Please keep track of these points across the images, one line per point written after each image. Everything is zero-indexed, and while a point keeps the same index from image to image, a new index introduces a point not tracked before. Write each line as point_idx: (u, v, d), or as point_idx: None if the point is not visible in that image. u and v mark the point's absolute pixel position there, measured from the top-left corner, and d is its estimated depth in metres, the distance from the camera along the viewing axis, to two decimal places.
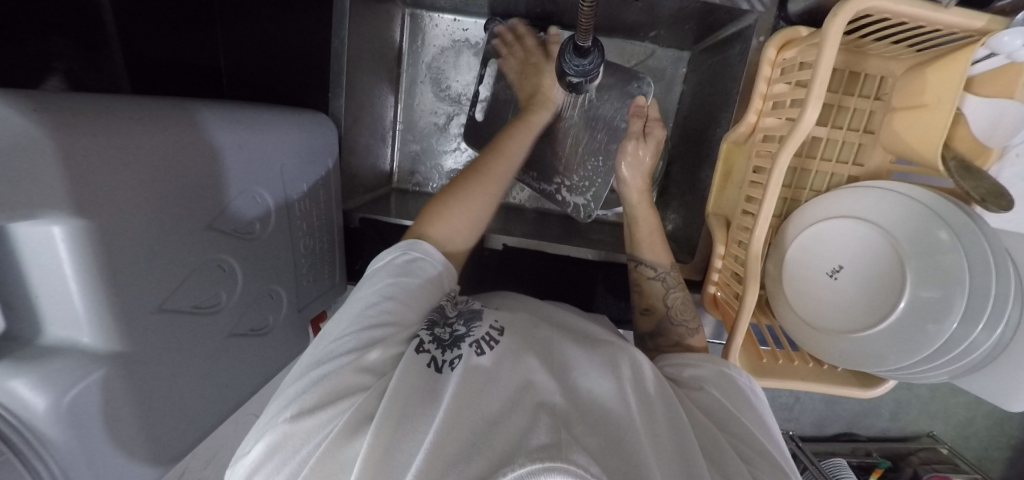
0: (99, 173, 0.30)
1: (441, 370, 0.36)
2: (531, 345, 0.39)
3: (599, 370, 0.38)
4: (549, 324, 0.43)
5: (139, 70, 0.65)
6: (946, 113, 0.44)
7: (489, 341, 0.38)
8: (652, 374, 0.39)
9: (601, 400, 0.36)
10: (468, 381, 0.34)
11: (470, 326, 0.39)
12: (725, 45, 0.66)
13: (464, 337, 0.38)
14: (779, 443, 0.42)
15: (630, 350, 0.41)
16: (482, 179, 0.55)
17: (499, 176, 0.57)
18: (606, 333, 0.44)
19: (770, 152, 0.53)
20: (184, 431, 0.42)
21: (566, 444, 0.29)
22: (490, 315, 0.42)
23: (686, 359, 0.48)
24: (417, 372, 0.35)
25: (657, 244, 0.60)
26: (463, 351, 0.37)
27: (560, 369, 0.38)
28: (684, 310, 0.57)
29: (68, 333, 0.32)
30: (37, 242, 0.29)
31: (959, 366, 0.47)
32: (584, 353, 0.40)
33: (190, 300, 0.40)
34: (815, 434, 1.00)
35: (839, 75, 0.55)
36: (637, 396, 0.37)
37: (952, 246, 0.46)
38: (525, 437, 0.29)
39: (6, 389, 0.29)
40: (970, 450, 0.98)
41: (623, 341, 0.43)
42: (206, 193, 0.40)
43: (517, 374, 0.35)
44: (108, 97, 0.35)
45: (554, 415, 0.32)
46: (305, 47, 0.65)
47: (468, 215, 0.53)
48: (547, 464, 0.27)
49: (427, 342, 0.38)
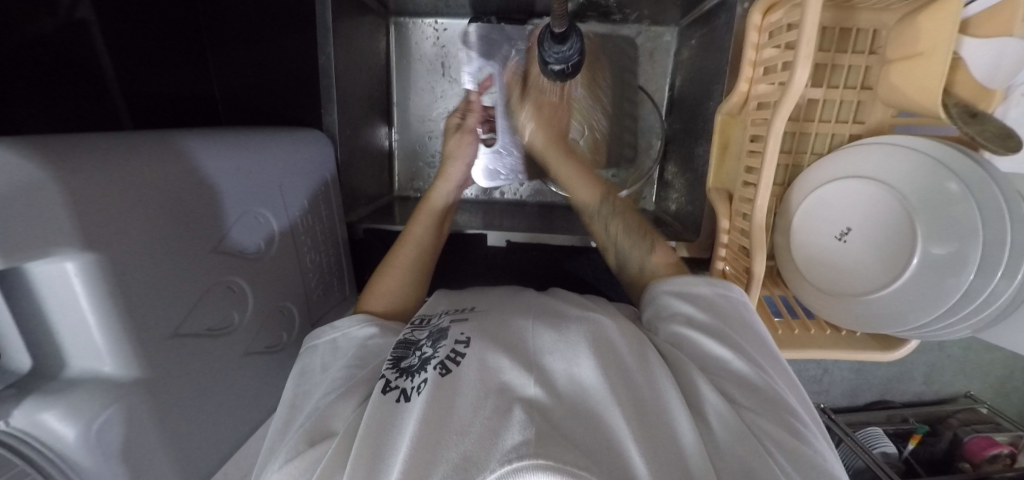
0: (103, 208, 0.31)
1: (409, 398, 0.36)
2: (500, 342, 0.39)
3: (573, 349, 0.37)
4: (530, 315, 0.43)
5: (141, 108, 0.66)
6: (945, 59, 0.43)
7: (454, 358, 0.38)
8: (619, 334, 0.40)
9: (583, 382, 0.35)
10: (435, 401, 0.34)
11: (436, 347, 0.41)
12: (711, 16, 0.65)
13: (429, 359, 0.39)
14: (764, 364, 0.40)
15: (603, 324, 0.41)
16: (396, 261, 0.58)
17: (412, 254, 0.59)
18: (580, 310, 0.44)
19: (766, 118, 0.51)
20: (210, 450, 0.43)
21: (539, 438, 0.29)
22: (457, 329, 0.43)
23: (671, 302, 0.46)
24: (386, 407, 0.37)
25: (573, 174, 0.66)
26: (428, 374, 0.37)
27: (527, 356, 0.37)
28: (629, 237, 0.57)
29: (90, 364, 0.33)
30: (53, 278, 0.30)
31: (981, 319, 0.46)
32: (556, 335, 0.39)
33: (203, 322, 0.42)
34: (847, 403, 0.98)
35: (830, 33, 0.53)
36: (611, 362, 0.37)
37: (963, 196, 0.45)
38: (496, 441, 0.30)
39: (38, 421, 0.30)
40: (1011, 406, 0.95)
41: (595, 311, 0.44)
42: (207, 219, 0.42)
43: (486, 381, 0.35)
44: (106, 135, 0.36)
45: (529, 408, 0.32)
46: (294, 68, 0.66)
47: (405, 281, 0.57)
48: (517, 464, 0.27)
49: (394, 378, 0.39)
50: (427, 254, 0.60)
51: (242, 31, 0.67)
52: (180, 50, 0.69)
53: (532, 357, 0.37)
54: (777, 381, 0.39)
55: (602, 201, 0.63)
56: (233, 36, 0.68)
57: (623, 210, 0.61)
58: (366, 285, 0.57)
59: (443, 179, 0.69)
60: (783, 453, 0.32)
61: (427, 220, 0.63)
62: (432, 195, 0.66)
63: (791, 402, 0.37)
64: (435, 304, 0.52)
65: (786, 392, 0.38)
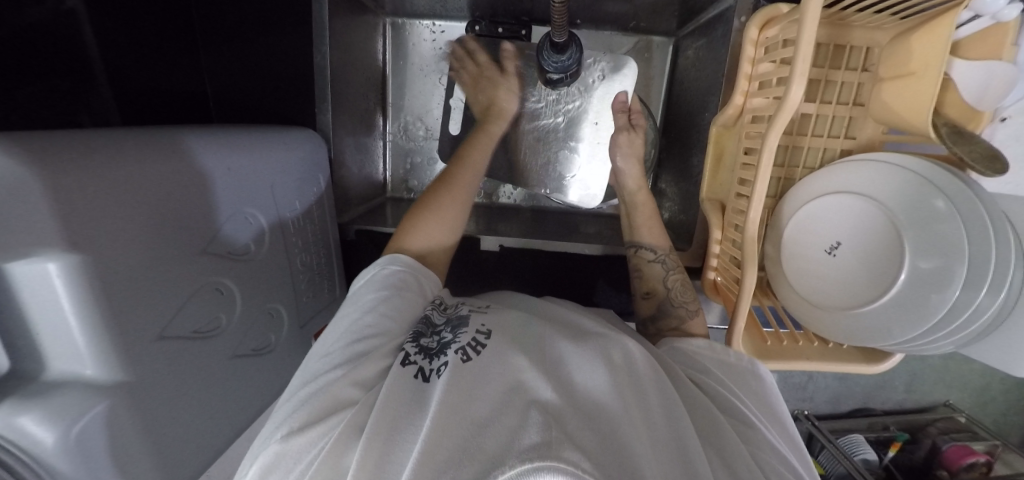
0: (89, 208, 0.31)
1: (428, 379, 0.37)
2: (519, 342, 0.39)
3: (589, 362, 0.38)
4: (543, 321, 0.43)
5: (129, 101, 0.64)
6: (935, 80, 0.43)
7: (475, 347, 0.39)
8: (639, 357, 0.40)
9: (595, 393, 0.35)
10: (456, 387, 0.34)
11: (457, 333, 0.41)
12: (708, 28, 0.65)
13: (450, 344, 0.39)
14: (776, 420, 0.42)
15: (623, 341, 0.41)
16: (450, 189, 0.59)
17: (467, 184, 0.60)
18: (598, 327, 0.43)
19: (760, 132, 0.52)
20: (195, 454, 0.42)
21: (557, 441, 0.29)
22: (476, 320, 0.43)
23: (686, 346, 0.48)
24: (404, 385, 0.37)
25: (655, 228, 0.62)
26: (449, 358, 0.38)
27: (548, 362, 0.37)
28: (684, 293, 0.56)
29: (71, 367, 0.32)
30: (32, 279, 0.29)
31: (966, 334, 0.47)
32: (574, 347, 0.39)
33: (190, 325, 0.41)
34: (830, 411, 0.99)
35: (824, 50, 0.53)
36: (630, 383, 0.37)
37: (949, 215, 0.46)
38: (516, 438, 0.29)
39: (16, 425, 0.29)
40: (988, 416, 0.98)
41: (615, 331, 0.43)
42: (197, 218, 0.41)
43: (507, 375, 0.35)
44: (93, 132, 0.35)
45: (545, 410, 0.32)
46: (288, 67, 0.65)
47: (454, 225, 0.57)
48: (537, 464, 0.27)
49: (413, 354, 0.40)
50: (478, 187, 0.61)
51: (236, 25, 0.66)
52: (172, 42, 0.67)
53: (551, 363, 0.37)
54: (774, 433, 0.40)
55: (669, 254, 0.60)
56: (225, 32, 0.67)
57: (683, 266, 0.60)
58: (408, 213, 0.57)
59: (497, 114, 0.73)
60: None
61: (484, 151, 0.66)
62: (489, 123, 0.72)
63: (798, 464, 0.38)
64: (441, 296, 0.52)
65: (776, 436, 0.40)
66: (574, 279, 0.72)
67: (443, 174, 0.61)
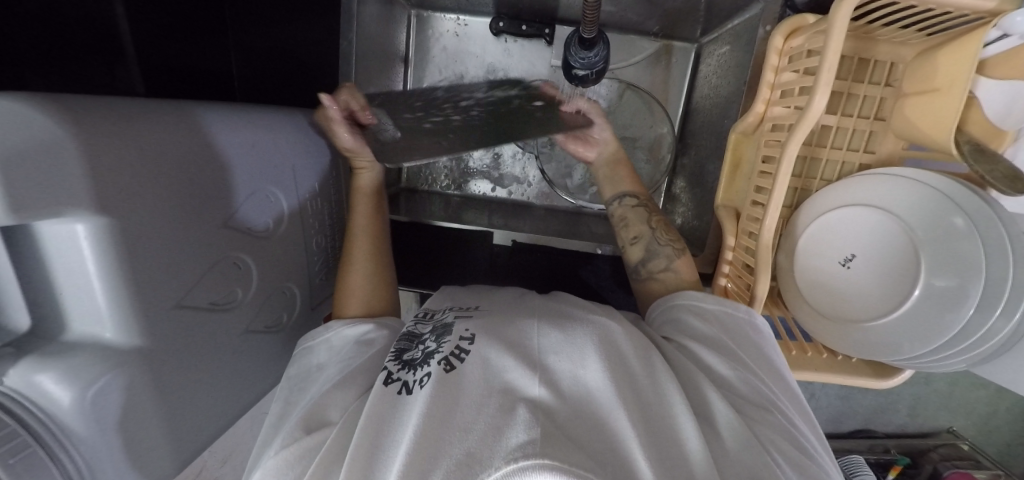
0: (116, 175, 0.31)
1: (411, 391, 0.37)
2: (503, 339, 0.39)
3: (580, 351, 0.38)
4: (533, 314, 0.43)
5: (155, 75, 0.62)
6: (959, 97, 0.43)
7: (458, 355, 0.38)
8: (627, 339, 0.40)
9: (586, 383, 0.35)
10: (437, 395, 0.34)
11: (441, 341, 0.41)
12: (733, 36, 0.66)
13: (433, 354, 0.39)
14: (783, 384, 0.41)
15: (608, 326, 0.41)
16: (353, 257, 0.58)
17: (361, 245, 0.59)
18: (588, 313, 0.43)
19: (780, 141, 0.52)
20: (203, 427, 0.43)
21: (547, 439, 0.29)
22: (461, 325, 0.43)
23: (682, 318, 0.48)
24: (387, 399, 0.37)
25: (629, 176, 0.65)
26: (432, 368, 0.37)
27: (531, 355, 0.37)
28: (667, 234, 0.60)
29: (91, 330, 0.32)
30: (62, 239, 0.30)
31: (976, 355, 0.47)
32: (561, 336, 0.39)
33: (207, 296, 0.41)
34: (831, 430, 0.99)
35: (848, 63, 0.53)
36: (618, 363, 0.37)
37: (969, 233, 0.46)
38: (502, 439, 0.29)
39: (35, 383, 0.30)
40: (992, 446, 0.97)
41: (598, 314, 0.43)
42: (218, 194, 0.41)
43: (491, 380, 0.35)
44: (125, 100, 0.35)
45: (536, 409, 0.32)
46: (316, 50, 0.72)
47: (378, 279, 0.57)
48: (522, 463, 0.28)
49: (396, 370, 0.40)
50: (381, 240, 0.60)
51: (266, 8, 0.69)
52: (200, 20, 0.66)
53: (538, 355, 0.37)
54: (782, 398, 0.39)
55: (643, 200, 0.63)
56: (256, 15, 0.69)
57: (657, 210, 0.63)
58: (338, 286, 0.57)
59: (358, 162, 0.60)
60: (790, 464, 0.34)
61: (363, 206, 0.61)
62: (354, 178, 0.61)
63: (800, 426, 0.38)
64: (439, 298, 0.52)
65: (778, 394, 0.39)
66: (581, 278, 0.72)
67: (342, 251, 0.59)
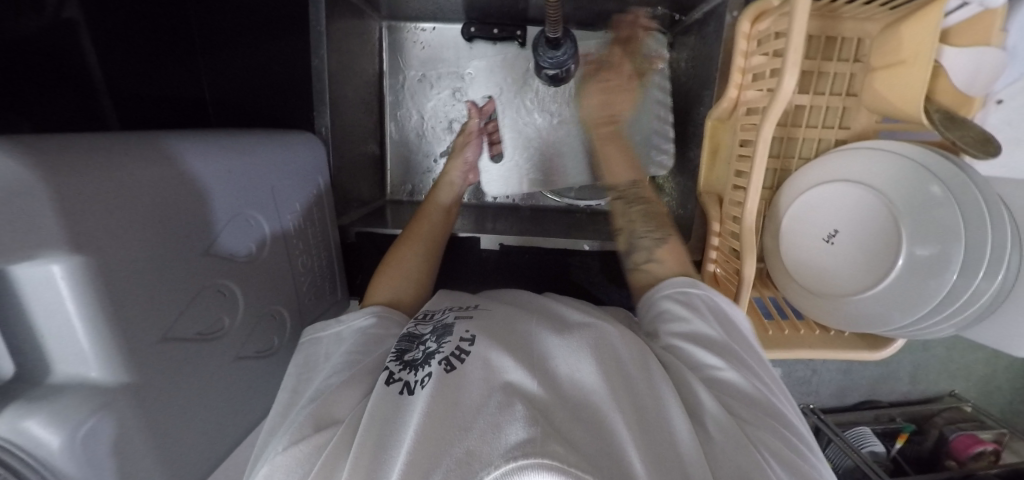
0: (88, 210, 0.31)
1: (412, 391, 0.36)
2: (504, 341, 0.39)
3: (575, 352, 0.38)
4: (530, 317, 0.44)
5: (128, 107, 0.65)
6: (926, 67, 0.44)
7: (459, 355, 0.38)
8: (622, 342, 0.40)
9: (582, 384, 0.35)
10: (439, 395, 0.34)
11: (441, 341, 0.41)
12: (700, 23, 0.66)
13: (434, 354, 0.39)
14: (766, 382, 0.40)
15: (604, 329, 0.41)
16: (408, 243, 0.61)
17: (423, 235, 0.63)
18: (581, 316, 0.43)
19: (755, 124, 0.52)
20: (199, 458, 0.42)
21: (543, 438, 0.29)
22: (461, 325, 0.43)
23: (665, 307, 0.46)
24: (388, 400, 0.37)
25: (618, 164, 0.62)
26: (432, 368, 0.37)
27: (535, 360, 0.37)
28: (648, 223, 0.56)
29: (76, 370, 0.32)
30: (38, 282, 0.29)
31: (962, 319, 0.47)
32: (559, 339, 0.39)
33: (192, 327, 0.41)
34: (836, 404, 0.99)
35: (816, 42, 0.54)
36: (614, 365, 0.37)
37: (945, 199, 0.46)
38: (500, 436, 0.29)
39: (21, 429, 0.29)
40: (993, 406, 0.98)
41: (598, 318, 0.43)
42: (195, 224, 0.41)
43: (490, 379, 0.35)
44: (94, 135, 0.35)
45: (530, 406, 0.32)
46: (286, 72, 0.66)
47: (418, 275, 0.59)
48: (521, 462, 0.27)
49: (398, 370, 0.40)
50: (439, 236, 0.64)
51: (233, 30, 0.67)
52: (170, 51, 0.68)
53: (538, 359, 0.38)
54: (774, 395, 0.40)
55: (632, 184, 0.60)
56: (223, 37, 0.68)
57: (646, 197, 0.59)
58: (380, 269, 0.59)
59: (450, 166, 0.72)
60: (778, 461, 0.33)
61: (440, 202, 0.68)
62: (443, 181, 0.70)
63: (785, 425, 0.37)
64: (437, 298, 0.52)
65: (765, 387, 0.39)
66: (572, 274, 0.73)
67: (401, 236, 0.63)
